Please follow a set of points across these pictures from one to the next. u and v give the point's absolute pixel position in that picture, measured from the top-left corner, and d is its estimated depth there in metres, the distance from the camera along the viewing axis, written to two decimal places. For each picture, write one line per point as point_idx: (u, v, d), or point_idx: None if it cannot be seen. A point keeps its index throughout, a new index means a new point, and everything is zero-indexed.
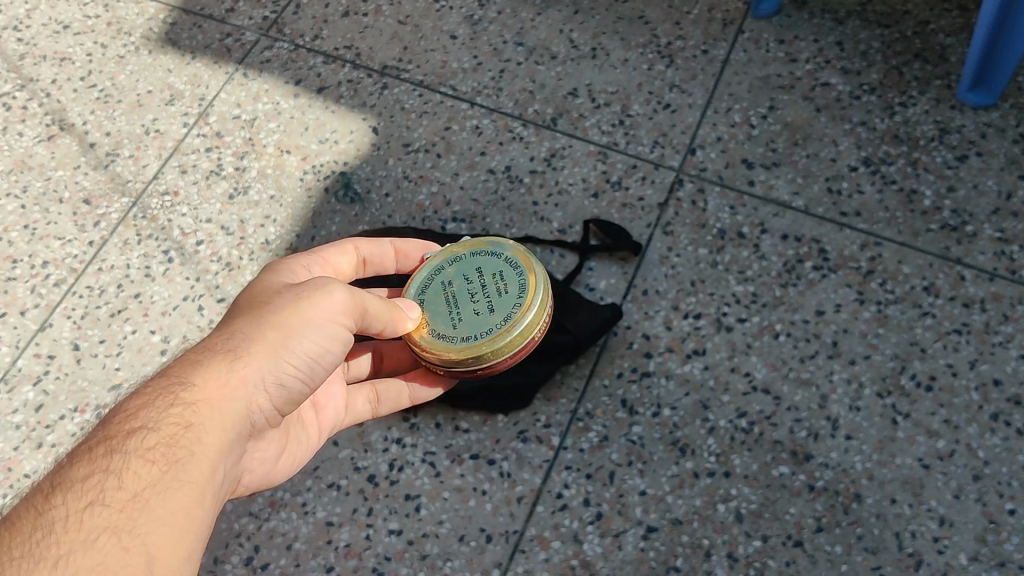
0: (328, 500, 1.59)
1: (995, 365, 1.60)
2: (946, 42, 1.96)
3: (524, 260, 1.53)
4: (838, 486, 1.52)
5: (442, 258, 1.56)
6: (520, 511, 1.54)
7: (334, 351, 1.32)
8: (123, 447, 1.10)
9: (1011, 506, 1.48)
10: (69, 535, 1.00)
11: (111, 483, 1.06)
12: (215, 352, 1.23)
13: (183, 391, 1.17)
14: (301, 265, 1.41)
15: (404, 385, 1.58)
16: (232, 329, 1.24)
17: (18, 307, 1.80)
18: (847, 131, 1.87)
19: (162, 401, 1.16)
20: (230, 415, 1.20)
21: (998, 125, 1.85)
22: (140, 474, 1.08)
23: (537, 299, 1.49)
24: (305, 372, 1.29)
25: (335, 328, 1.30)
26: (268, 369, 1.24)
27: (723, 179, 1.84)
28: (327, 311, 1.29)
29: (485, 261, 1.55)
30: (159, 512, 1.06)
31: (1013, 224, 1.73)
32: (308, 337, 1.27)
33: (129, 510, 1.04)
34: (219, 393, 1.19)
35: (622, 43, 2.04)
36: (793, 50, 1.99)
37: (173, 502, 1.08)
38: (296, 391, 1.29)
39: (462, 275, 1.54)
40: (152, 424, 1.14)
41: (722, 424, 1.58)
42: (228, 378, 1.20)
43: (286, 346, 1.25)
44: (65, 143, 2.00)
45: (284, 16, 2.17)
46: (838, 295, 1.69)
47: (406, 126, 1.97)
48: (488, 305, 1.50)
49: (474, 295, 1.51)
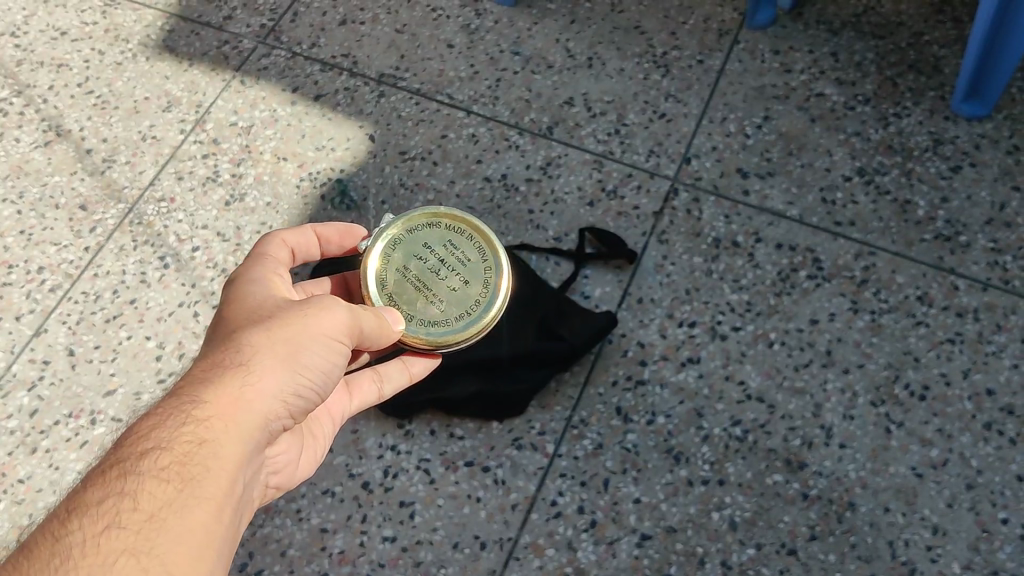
0: (323, 506, 1.58)
1: (988, 374, 1.61)
2: (940, 53, 1.97)
3: (464, 220, 1.46)
4: (832, 494, 1.52)
5: (383, 250, 1.44)
6: (514, 518, 1.54)
7: (341, 361, 1.24)
8: (137, 467, 1.02)
9: (1004, 515, 1.48)
10: (87, 560, 0.93)
11: (127, 504, 0.99)
12: (221, 364, 1.14)
13: (193, 406, 1.09)
14: (273, 270, 1.31)
15: (399, 360, 1.47)
16: (237, 342, 1.16)
17: (14, 311, 1.80)
18: (841, 141, 1.88)
19: (173, 418, 1.08)
20: (244, 429, 1.11)
21: (991, 136, 1.86)
22: (157, 492, 1.01)
23: (500, 256, 1.45)
24: (316, 388, 1.21)
25: (338, 339, 1.22)
26: (279, 381, 1.16)
27: (717, 188, 1.85)
28: (330, 321, 1.21)
29: (426, 236, 1.45)
30: (178, 532, 0.99)
31: (1006, 235, 1.74)
32: (315, 348, 1.20)
33: (147, 530, 0.97)
34: (232, 407, 1.11)
35: (617, 52, 2.05)
36: (787, 60, 2.00)
37: (192, 520, 1.01)
38: (307, 402, 1.22)
39: (415, 258, 1.43)
40: (165, 442, 1.05)
41: (717, 433, 1.59)
42: (239, 392, 1.12)
43: (294, 358, 1.17)
44: (62, 149, 2.00)
45: (282, 24, 2.17)
46: (832, 304, 1.70)
47: (403, 133, 1.98)
48: (459, 275, 1.43)
49: (439, 273, 1.43)
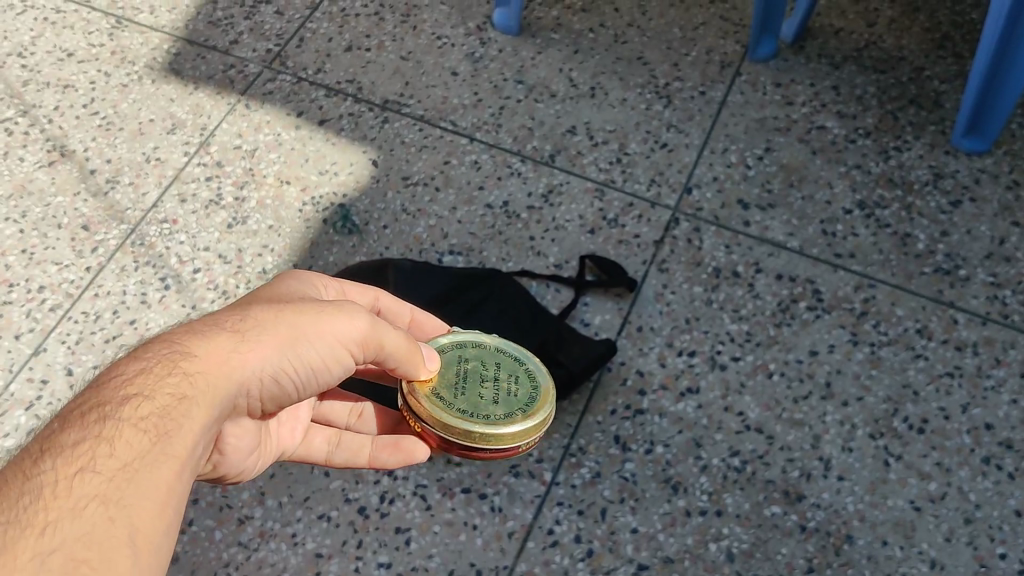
0: (318, 531, 1.57)
1: (986, 409, 1.61)
2: (940, 88, 2.00)
3: (527, 422, 1.32)
4: (830, 526, 1.51)
5: (516, 356, 1.41)
6: (510, 547, 1.53)
7: (338, 368, 1.21)
8: (118, 412, 0.99)
9: (1002, 550, 1.48)
10: (56, 500, 0.89)
11: (104, 449, 0.95)
12: (217, 329, 1.10)
13: (182, 361, 1.06)
14: (318, 281, 1.30)
15: (370, 440, 1.43)
16: (243, 317, 1.13)
17: (12, 330, 1.79)
18: (841, 174, 1.90)
19: (159, 368, 1.04)
20: (227, 397, 1.08)
21: (991, 171, 1.88)
22: (133, 442, 0.97)
23: (487, 434, 1.30)
24: (306, 379, 1.18)
25: (348, 342, 1.19)
26: (270, 359, 1.13)
27: (718, 219, 1.85)
28: (341, 326, 1.18)
29: (522, 386, 1.37)
30: (147, 486, 0.95)
31: (1004, 270, 1.75)
32: (316, 344, 1.16)
33: (119, 479, 0.94)
34: (220, 372, 1.08)
35: (620, 83, 2.07)
36: (788, 93, 2.02)
37: (162, 477, 0.97)
38: (293, 389, 1.19)
39: (500, 374, 1.37)
40: (149, 390, 1.02)
41: (715, 463, 1.58)
42: (229, 357, 1.09)
43: (294, 344, 1.14)
44: (65, 169, 2.01)
45: (287, 49, 2.19)
46: (831, 336, 1.70)
47: (406, 159, 1.99)
48: (479, 403, 1.32)
49: (480, 387, 1.35)
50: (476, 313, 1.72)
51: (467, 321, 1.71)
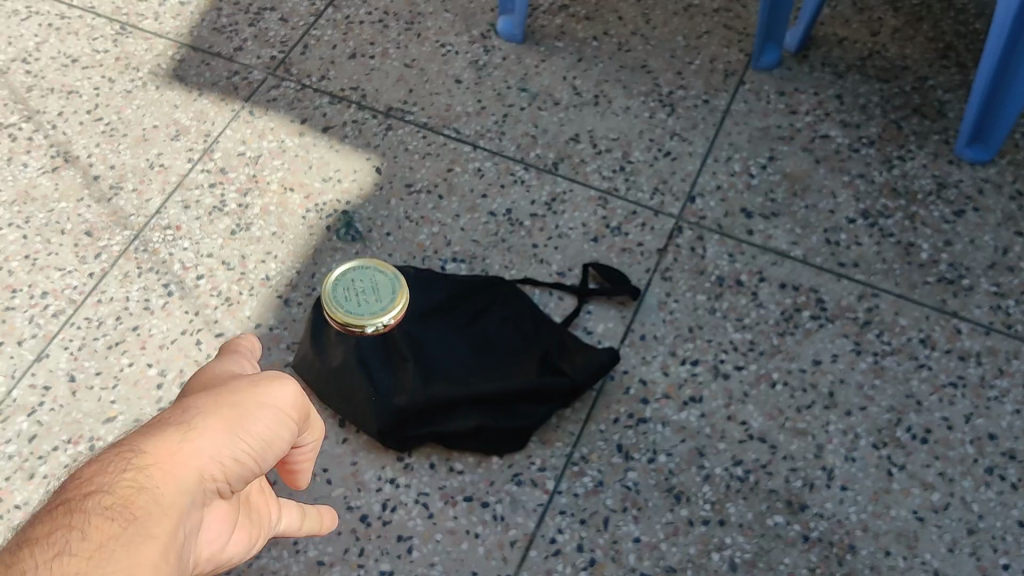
0: (319, 539, 1.56)
1: (990, 419, 1.60)
2: (943, 98, 2.00)
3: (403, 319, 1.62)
4: (832, 536, 1.51)
5: (388, 292, 1.63)
6: (512, 555, 1.52)
7: (281, 447, 0.98)
8: (82, 504, 0.80)
9: (1005, 561, 1.47)
10: None
11: (74, 535, 0.76)
12: (158, 420, 0.91)
13: (134, 454, 0.86)
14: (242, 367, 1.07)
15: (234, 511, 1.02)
16: (181, 403, 0.93)
17: (16, 336, 1.79)
18: (845, 183, 1.90)
19: (111, 462, 0.84)
20: (196, 490, 0.88)
21: (994, 181, 1.88)
22: (104, 525, 0.78)
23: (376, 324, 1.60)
24: (258, 465, 0.95)
25: (288, 410, 0.98)
26: (226, 444, 0.92)
27: (721, 228, 1.85)
28: (278, 396, 0.98)
29: (385, 291, 1.63)
30: (135, 565, 0.76)
31: (1008, 279, 1.75)
32: (263, 418, 0.96)
33: (97, 561, 0.74)
34: (181, 459, 0.88)
35: (623, 91, 2.07)
36: (792, 102, 2.02)
37: (149, 558, 0.77)
38: (248, 483, 0.95)
39: (385, 295, 1.63)
40: (107, 483, 0.82)
41: (718, 472, 1.58)
42: (183, 444, 0.89)
43: (240, 424, 0.94)
44: (69, 175, 2.01)
45: (291, 56, 2.20)
46: (835, 345, 1.70)
47: (409, 167, 1.99)
48: (374, 310, 1.61)
49: (366, 295, 1.63)
50: (480, 318, 1.72)
51: (471, 326, 1.71)
